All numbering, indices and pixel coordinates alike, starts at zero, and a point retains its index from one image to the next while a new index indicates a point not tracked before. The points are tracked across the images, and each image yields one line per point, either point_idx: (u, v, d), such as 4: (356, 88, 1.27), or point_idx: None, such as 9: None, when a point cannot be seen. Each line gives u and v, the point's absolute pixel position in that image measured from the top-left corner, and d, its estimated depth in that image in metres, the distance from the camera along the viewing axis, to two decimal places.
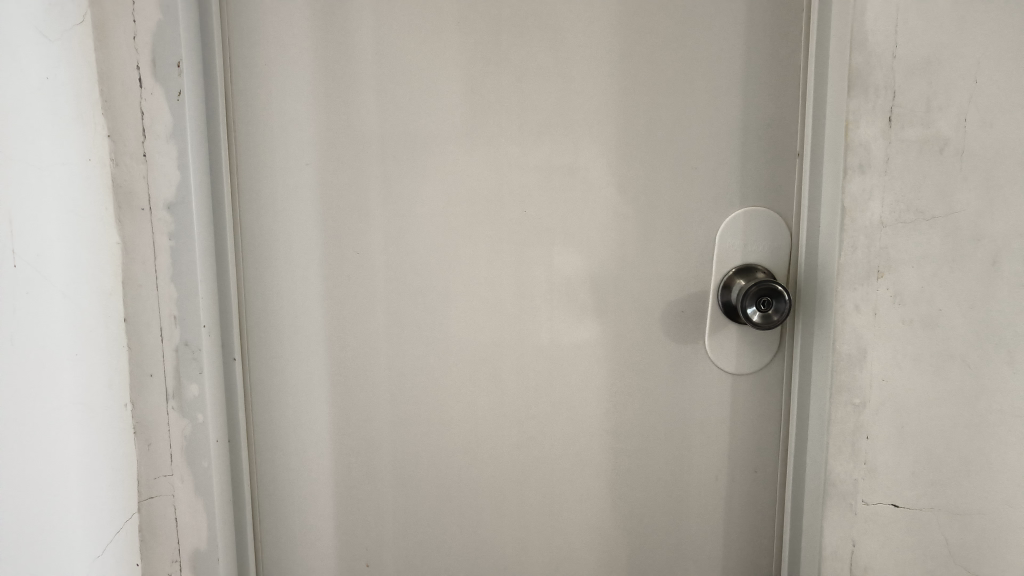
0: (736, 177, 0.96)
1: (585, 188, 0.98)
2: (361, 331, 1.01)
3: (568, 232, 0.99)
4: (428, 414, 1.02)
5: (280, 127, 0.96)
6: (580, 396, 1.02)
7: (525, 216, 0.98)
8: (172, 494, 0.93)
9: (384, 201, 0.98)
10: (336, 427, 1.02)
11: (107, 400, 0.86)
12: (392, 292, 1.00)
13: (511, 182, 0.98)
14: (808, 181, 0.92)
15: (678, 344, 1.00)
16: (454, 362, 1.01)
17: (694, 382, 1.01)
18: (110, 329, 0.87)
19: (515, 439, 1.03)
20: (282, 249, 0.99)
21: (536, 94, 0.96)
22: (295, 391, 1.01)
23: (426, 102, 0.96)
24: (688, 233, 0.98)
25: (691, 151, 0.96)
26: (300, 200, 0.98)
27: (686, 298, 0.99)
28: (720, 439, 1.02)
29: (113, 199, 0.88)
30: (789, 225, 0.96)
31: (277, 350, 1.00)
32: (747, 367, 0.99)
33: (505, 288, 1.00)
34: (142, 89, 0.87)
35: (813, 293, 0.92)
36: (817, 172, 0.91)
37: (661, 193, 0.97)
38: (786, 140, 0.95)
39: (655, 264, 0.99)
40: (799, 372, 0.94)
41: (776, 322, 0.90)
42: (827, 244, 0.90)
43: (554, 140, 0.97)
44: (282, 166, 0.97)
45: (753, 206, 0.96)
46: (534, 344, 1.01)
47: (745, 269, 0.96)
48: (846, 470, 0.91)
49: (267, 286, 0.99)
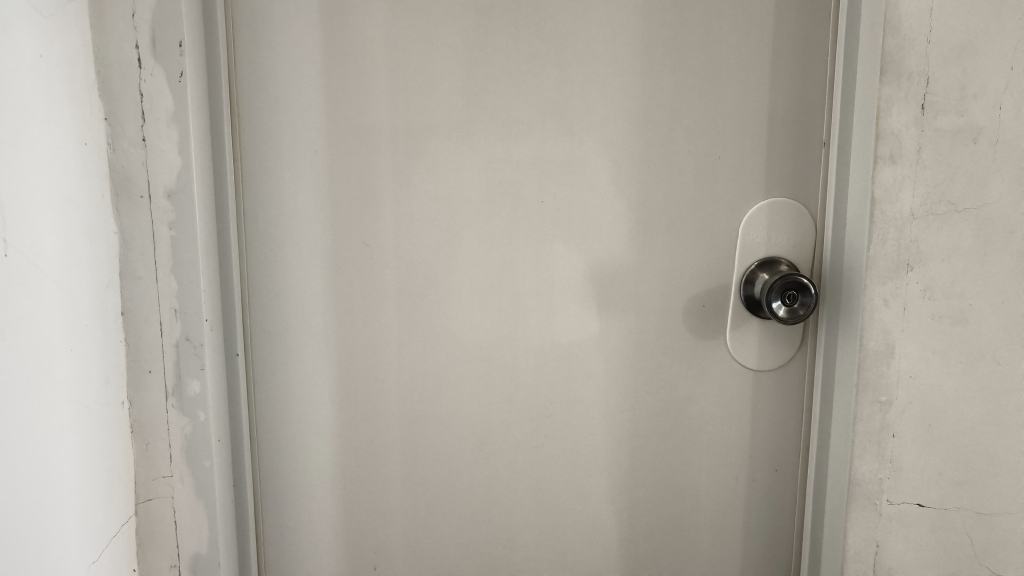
0: (760, 167, 0.93)
1: (603, 178, 0.94)
2: (369, 326, 0.97)
3: (585, 224, 0.95)
4: (439, 412, 0.99)
5: (286, 111, 0.92)
6: (595, 394, 0.99)
7: (539, 208, 0.95)
8: (172, 496, 0.88)
9: (394, 190, 0.94)
10: (342, 426, 0.98)
11: (104, 397, 0.82)
12: (402, 285, 0.96)
13: (526, 171, 0.94)
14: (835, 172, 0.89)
15: (697, 340, 0.97)
16: (466, 358, 0.98)
17: (714, 380, 0.97)
18: (107, 323, 0.83)
19: (527, 439, 1.00)
20: (288, 240, 0.94)
21: (554, 80, 0.92)
22: (299, 389, 0.97)
23: (439, 87, 0.92)
24: (709, 225, 0.94)
25: (713, 141, 0.93)
26: (306, 189, 0.94)
27: (707, 293, 0.96)
28: (740, 438, 0.99)
29: (110, 186, 0.84)
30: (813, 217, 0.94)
31: (281, 346, 0.96)
32: (769, 364, 0.96)
33: (520, 282, 0.97)
34: (142, 70, 0.83)
35: (838, 287, 0.89)
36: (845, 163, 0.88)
37: (682, 183, 0.94)
38: (812, 130, 0.92)
39: (675, 257, 0.95)
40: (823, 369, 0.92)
41: (801, 317, 0.87)
42: (854, 237, 0.87)
43: (571, 127, 0.93)
44: (287, 153, 0.93)
45: (778, 197, 0.93)
46: (549, 339, 0.98)
47: (768, 262, 0.93)
48: (872, 470, 0.88)
49: (273, 279, 0.95)
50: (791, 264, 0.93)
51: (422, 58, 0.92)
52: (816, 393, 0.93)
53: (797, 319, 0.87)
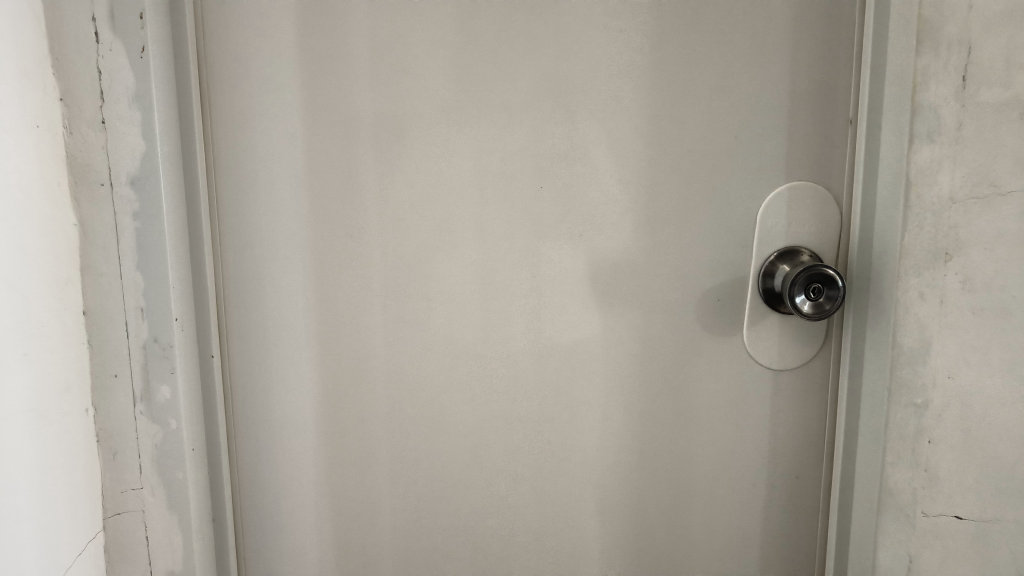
0: (781, 147, 0.85)
1: (610, 161, 0.86)
2: (356, 324, 0.89)
3: (589, 210, 0.87)
4: (432, 416, 0.91)
5: (261, 91, 0.84)
6: (601, 396, 0.91)
7: (539, 193, 0.87)
8: (143, 510, 0.81)
9: (381, 176, 0.86)
10: (328, 431, 0.91)
11: (66, 405, 0.75)
12: (390, 278, 0.88)
13: (525, 155, 0.86)
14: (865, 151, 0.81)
15: (712, 338, 0.89)
16: (461, 358, 0.90)
17: (730, 379, 0.90)
18: (67, 324, 0.75)
19: (528, 443, 0.93)
20: (265, 231, 0.87)
21: (555, 54, 0.84)
22: (280, 393, 0.90)
23: (429, 62, 0.84)
24: (726, 211, 0.87)
25: (730, 118, 0.85)
26: (283, 175, 0.86)
27: (723, 285, 0.88)
28: (758, 443, 0.91)
29: (67, 173, 0.76)
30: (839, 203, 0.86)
31: (260, 346, 0.89)
32: (790, 362, 0.88)
33: (518, 275, 0.89)
34: (99, 45, 0.75)
35: (867, 279, 0.81)
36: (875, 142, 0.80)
37: (695, 166, 0.86)
38: (838, 107, 0.84)
39: (688, 246, 0.88)
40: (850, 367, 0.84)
41: (828, 312, 0.80)
42: (886, 223, 0.79)
43: (574, 106, 0.85)
44: (263, 137, 0.85)
45: (801, 180, 0.86)
46: (550, 338, 0.90)
47: (789, 252, 0.85)
48: (905, 477, 0.81)
49: (249, 273, 0.88)
50: (814, 254, 0.85)
51: (409, 31, 0.84)
52: (842, 394, 0.86)
53: (823, 315, 0.80)
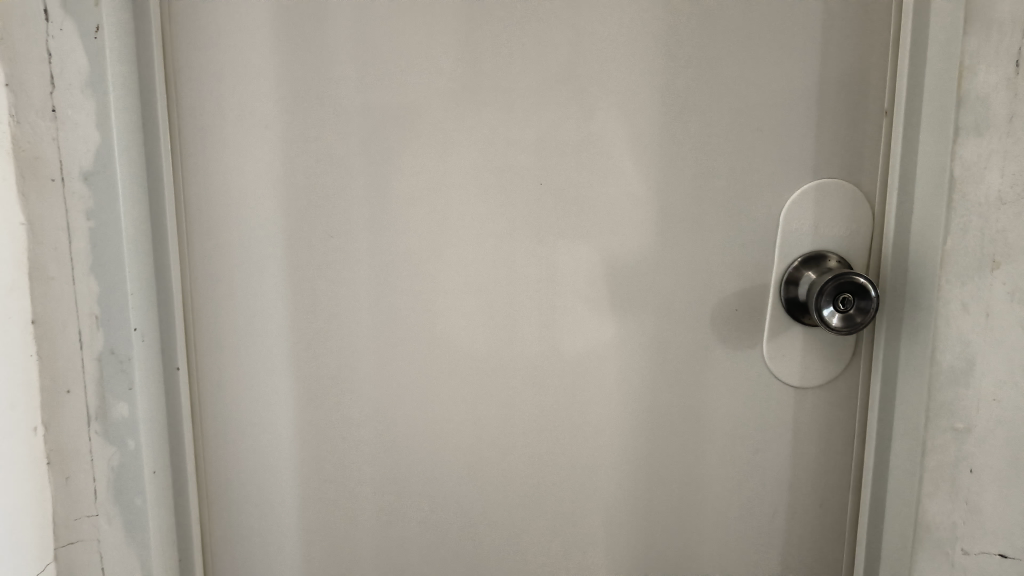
0: (808, 141, 0.77)
1: (618, 155, 0.78)
2: (338, 333, 0.82)
3: (593, 211, 0.79)
4: (421, 435, 0.84)
5: (233, 77, 0.77)
6: (605, 414, 0.83)
7: (540, 190, 0.79)
8: (98, 538, 0.74)
9: (365, 171, 0.78)
10: (307, 449, 0.84)
11: (11, 426, 0.67)
12: (376, 284, 0.81)
13: (524, 149, 0.78)
14: (901, 147, 0.73)
15: (729, 351, 0.81)
16: (453, 372, 0.83)
17: (749, 396, 0.82)
18: (14, 335, 0.67)
19: (525, 464, 0.85)
20: (237, 230, 0.79)
21: (558, 38, 0.76)
22: (253, 406, 0.82)
23: (419, 47, 0.76)
24: (747, 211, 0.78)
25: (753, 109, 0.76)
26: (256, 169, 0.78)
27: (742, 293, 0.80)
28: (777, 466, 0.83)
29: (14, 166, 0.67)
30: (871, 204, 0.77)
31: (231, 355, 0.81)
32: (815, 379, 0.80)
33: (516, 281, 0.81)
34: (49, 23, 0.67)
35: (903, 289, 0.73)
36: (914, 136, 0.72)
37: (713, 161, 0.78)
38: (871, 97, 0.76)
39: (704, 250, 0.79)
40: (881, 385, 0.76)
41: (859, 326, 0.72)
42: (926, 227, 0.71)
43: (578, 95, 0.77)
44: (234, 127, 0.78)
45: (829, 177, 0.77)
46: (551, 350, 0.82)
47: (814, 258, 0.77)
48: (943, 511, 0.73)
49: (219, 276, 0.80)
50: (844, 260, 0.77)
51: (397, 11, 0.75)
52: (873, 416, 0.78)
53: (854, 329, 0.72)
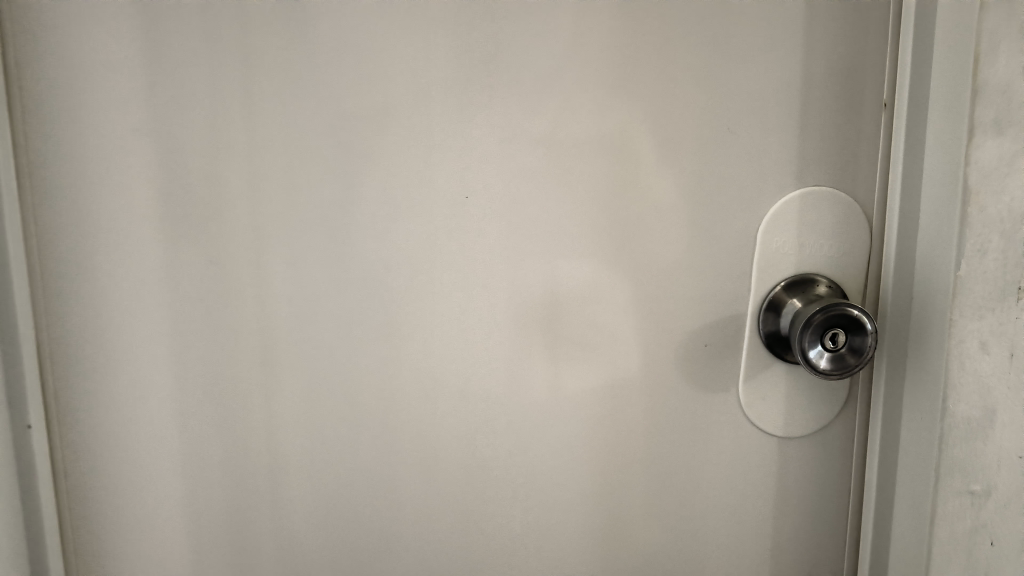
0: (792, 147, 0.64)
1: (563, 167, 0.63)
2: (223, 383, 0.65)
3: (531, 228, 0.64)
4: (326, 507, 0.68)
5: (88, 51, 0.60)
6: (553, 473, 0.69)
7: (468, 207, 0.64)
8: None
9: (251, 181, 0.62)
10: (194, 525, 0.68)
11: None
12: (271, 324, 0.64)
13: (445, 155, 0.63)
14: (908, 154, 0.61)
15: (699, 396, 0.68)
16: (364, 429, 0.67)
17: (726, 449, 0.69)
18: None
19: (458, 537, 0.69)
20: (103, 247, 0.62)
21: (484, 17, 0.61)
22: (136, 466, 0.66)
23: (307, 27, 0.60)
24: (722, 231, 0.65)
25: (728, 108, 0.63)
26: (125, 171, 0.61)
27: (716, 329, 0.67)
28: (757, 526, 0.71)
29: None
30: (868, 215, 0.64)
31: (105, 404, 0.65)
32: (802, 427, 0.68)
33: (440, 316, 0.65)
34: None
35: (905, 322, 0.62)
36: (922, 142, 0.60)
37: (680, 172, 0.64)
38: (866, 90, 0.63)
39: (670, 278, 0.66)
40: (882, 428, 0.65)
41: (853, 368, 0.60)
42: (932, 248, 0.59)
43: (512, 88, 0.62)
44: (94, 116, 0.60)
45: (816, 185, 0.64)
46: (485, 399, 0.67)
47: (797, 283, 0.65)
48: None
49: (85, 308, 0.63)
50: (836, 286, 0.65)
51: None
52: (874, 467, 0.67)
53: (844, 371, 0.60)
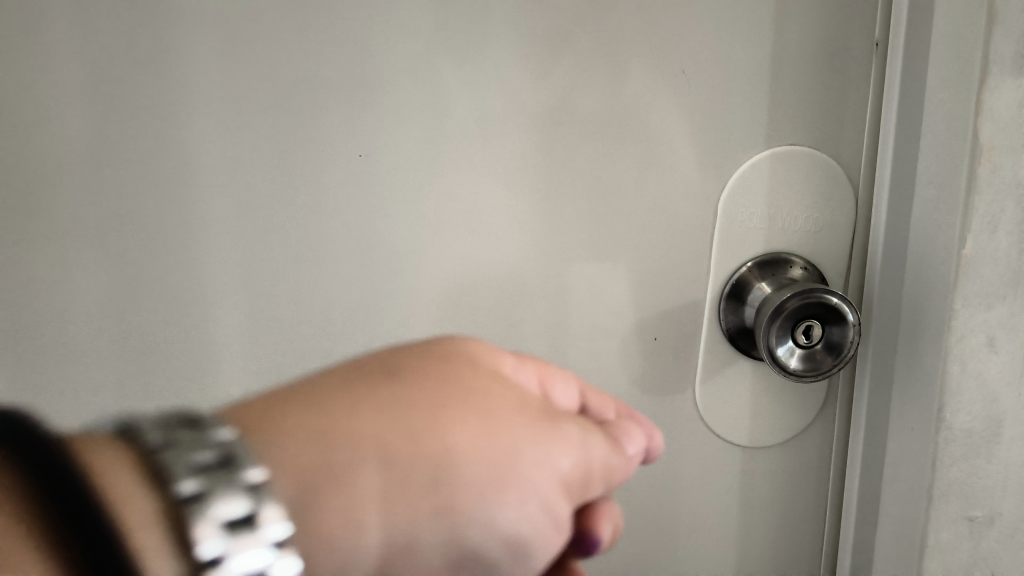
0: (765, 103, 0.52)
1: (486, 125, 0.51)
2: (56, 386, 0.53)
3: (449, 197, 0.52)
4: None
5: None
6: None
7: (367, 171, 0.52)
8: None
9: (74, 134, 0.49)
10: None
11: None
12: (168, 264, 0.51)
13: (333, 105, 0.50)
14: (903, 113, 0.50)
15: (650, 399, 0.57)
16: None
17: (682, 461, 0.58)
18: None
19: None
20: None
21: None
22: None
23: None
24: (679, 205, 0.53)
25: (689, 54, 0.51)
26: None
27: (669, 324, 0.55)
28: (720, 550, 0.60)
29: None
30: (854, 182, 0.54)
31: None
32: (769, 437, 0.57)
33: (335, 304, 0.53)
34: None
35: (894, 314, 0.52)
36: (923, 100, 0.48)
37: (629, 132, 0.52)
38: (853, 29, 0.51)
39: (615, 258, 0.54)
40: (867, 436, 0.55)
41: (829, 369, 0.51)
42: (930, 229, 0.48)
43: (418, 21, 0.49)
44: None
45: (790, 145, 0.53)
46: None
47: (768, 263, 0.54)
48: None
49: None
50: (811, 266, 0.54)
51: None
52: (854, 483, 0.57)
53: (815, 373, 0.51)
